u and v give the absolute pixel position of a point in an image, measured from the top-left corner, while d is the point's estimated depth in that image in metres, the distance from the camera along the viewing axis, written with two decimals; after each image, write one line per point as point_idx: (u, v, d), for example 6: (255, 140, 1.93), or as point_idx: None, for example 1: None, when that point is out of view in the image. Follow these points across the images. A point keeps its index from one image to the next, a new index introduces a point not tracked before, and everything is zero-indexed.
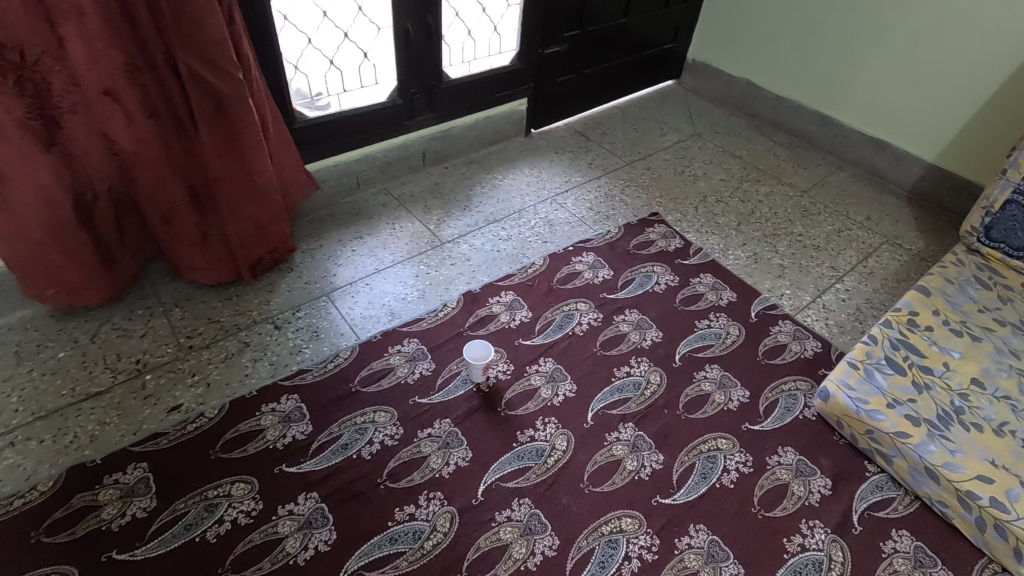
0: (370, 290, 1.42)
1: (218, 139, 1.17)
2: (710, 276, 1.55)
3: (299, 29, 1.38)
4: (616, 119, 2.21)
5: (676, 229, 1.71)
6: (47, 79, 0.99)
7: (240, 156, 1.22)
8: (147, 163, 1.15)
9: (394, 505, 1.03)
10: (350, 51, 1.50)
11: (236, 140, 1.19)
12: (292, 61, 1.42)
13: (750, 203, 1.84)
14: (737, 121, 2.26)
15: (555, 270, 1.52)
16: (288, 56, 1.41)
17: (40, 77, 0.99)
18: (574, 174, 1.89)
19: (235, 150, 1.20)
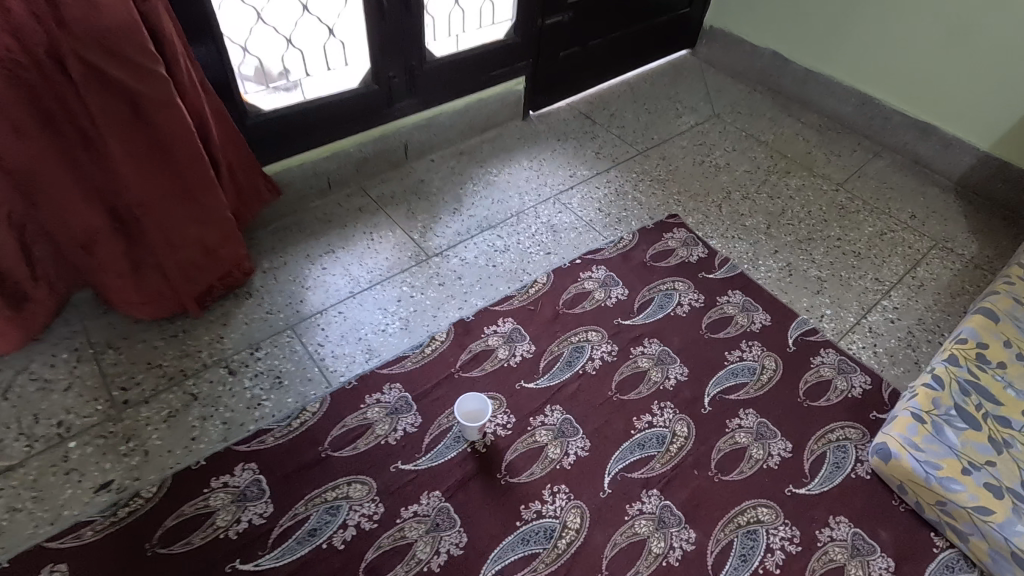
0: (344, 320, 1.21)
1: (141, 147, 0.94)
2: (740, 294, 1.34)
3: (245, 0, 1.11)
4: (624, 98, 1.94)
5: (697, 234, 1.48)
6: None
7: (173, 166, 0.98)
8: (51, 184, 0.91)
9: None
10: (312, 25, 1.23)
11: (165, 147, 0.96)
12: (239, 43, 1.16)
13: (779, 200, 1.61)
14: (761, 98, 2.01)
15: (561, 290, 1.31)
16: (233, 37, 1.14)
17: None
18: (579, 166, 1.65)
19: (165, 158, 0.97)
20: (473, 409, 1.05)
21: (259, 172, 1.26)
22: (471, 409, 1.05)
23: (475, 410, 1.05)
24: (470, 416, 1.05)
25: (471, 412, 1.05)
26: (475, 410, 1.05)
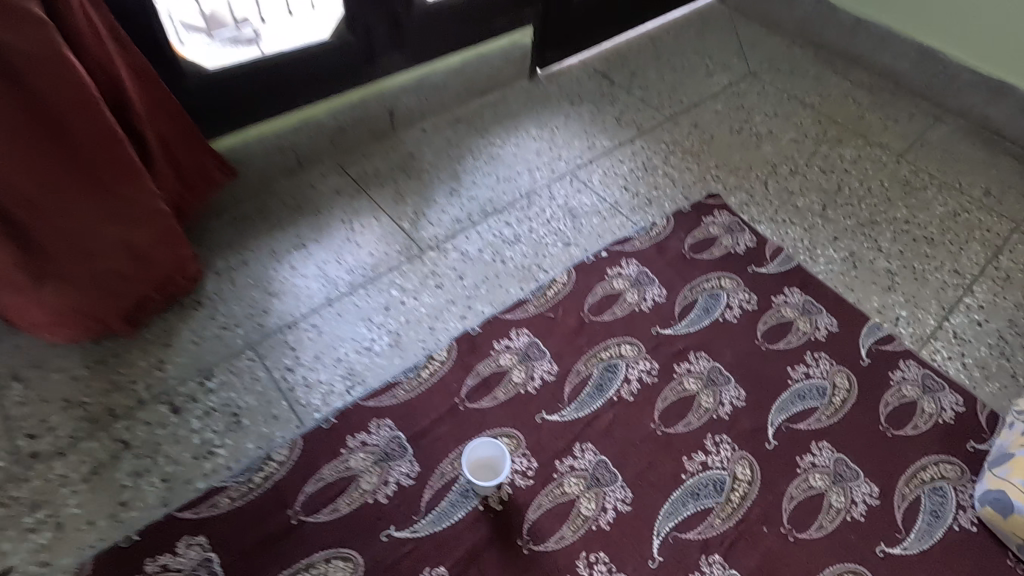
0: (319, 337, 0.97)
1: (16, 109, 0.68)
2: (798, 293, 1.12)
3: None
4: (646, 53, 1.66)
5: (742, 218, 1.24)
6: None
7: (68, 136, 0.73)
8: None
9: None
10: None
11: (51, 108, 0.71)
12: None
13: (834, 174, 1.37)
14: (801, 53, 1.73)
15: (585, 291, 1.07)
16: None
17: None
18: (598, 136, 1.39)
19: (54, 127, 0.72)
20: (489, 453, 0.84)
21: (205, 146, 1.00)
22: (484, 454, 0.84)
23: (490, 454, 0.84)
24: (483, 462, 0.83)
25: (484, 456, 0.84)
26: (490, 454, 0.84)
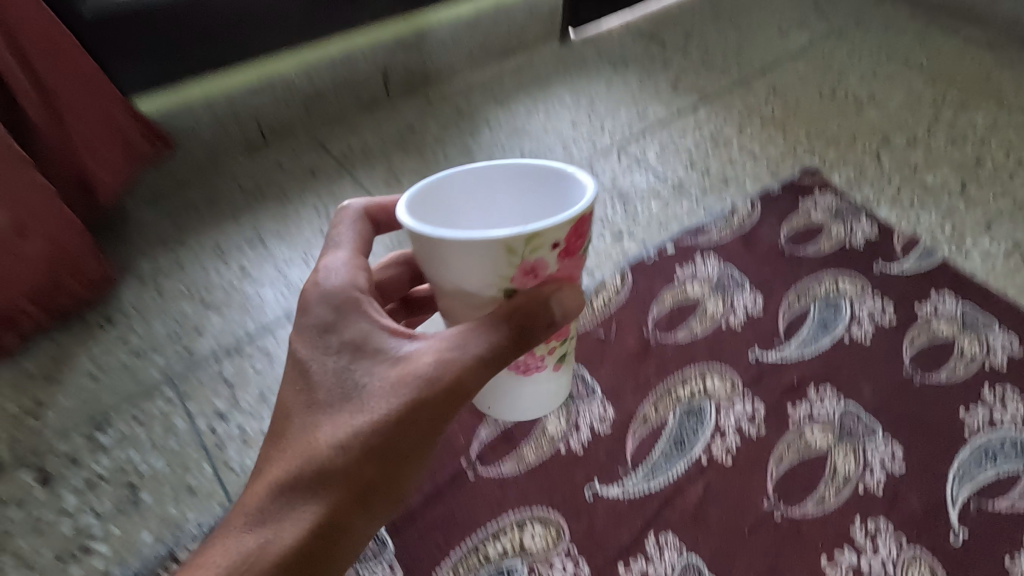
0: (269, 367, 0.67)
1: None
2: (953, 299, 0.78)
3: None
4: (703, 13, 1.38)
5: (855, 201, 0.92)
6: None
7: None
8: None
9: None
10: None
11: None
12: None
13: (967, 143, 1.04)
14: (898, 10, 1.42)
15: (646, 299, 0.76)
16: None
17: None
18: (650, 103, 1.09)
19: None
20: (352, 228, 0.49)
21: (115, 101, 0.77)
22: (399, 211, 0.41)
23: (415, 245, 0.42)
24: (461, 267, 0.41)
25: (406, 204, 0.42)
26: (419, 203, 0.43)
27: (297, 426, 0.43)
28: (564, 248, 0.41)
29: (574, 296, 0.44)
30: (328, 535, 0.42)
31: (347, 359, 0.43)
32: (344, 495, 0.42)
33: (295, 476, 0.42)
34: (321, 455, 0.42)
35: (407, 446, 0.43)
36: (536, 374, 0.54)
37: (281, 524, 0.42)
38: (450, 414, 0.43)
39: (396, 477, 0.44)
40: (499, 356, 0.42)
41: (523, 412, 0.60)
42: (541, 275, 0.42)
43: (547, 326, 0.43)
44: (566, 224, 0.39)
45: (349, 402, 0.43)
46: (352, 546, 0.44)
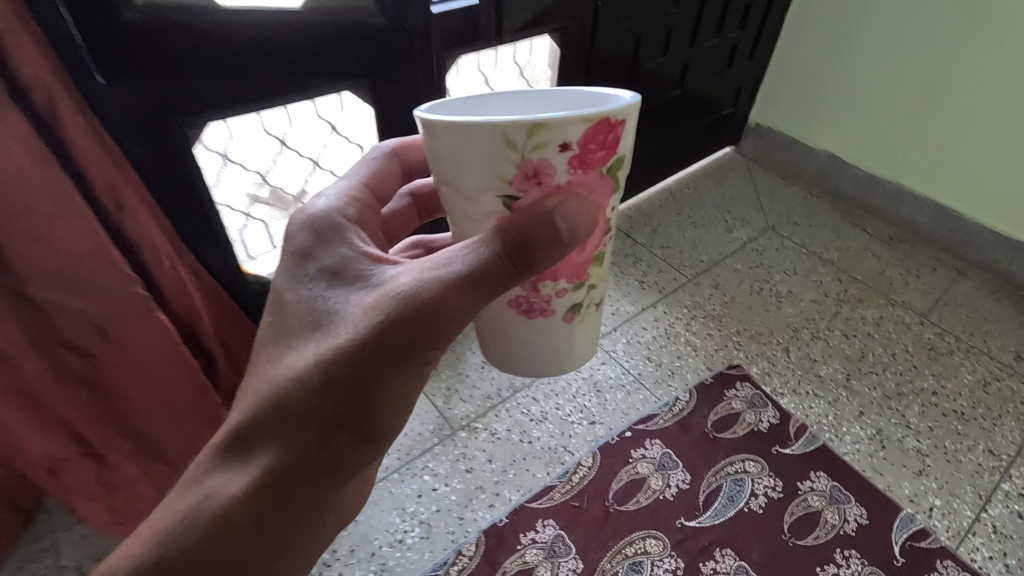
0: (354, 528, 1.03)
1: (79, 371, 0.76)
2: (825, 477, 1.12)
3: (205, 147, 0.91)
4: (666, 209, 1.78)
5: (765, 391, 1.27)
6: None
7: (136, 365, 0.79)
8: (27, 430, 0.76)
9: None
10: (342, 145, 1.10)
11: (110, 365, 0.77)
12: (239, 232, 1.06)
13: (857, 338, 1.40)
14: (820, 204, 1.83)
15: (609, 476, 1.10)
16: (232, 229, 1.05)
17: None
18: (621, 300, 1.47)
19: (110, 381, 0.79)
20: (371, 159, 0.73)
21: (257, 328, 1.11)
22: (417, 110, 0.52)
23: (427, 140, 0.52)
24: (466, 165, 0.51)
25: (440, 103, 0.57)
26: (451, 105, 0.58)
27: (289, 333, 0.61)
28: (575, 152, 0.49)
29: (576, 210, 0.52)
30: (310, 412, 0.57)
31: (334, 285, 0.60)
32: (309, 393, 0.56)
33: (272, 390, 0.58)
34: (293, 371, 0.57)
35: (375, 374, 0.56)
36: (545, 320, 0.63)
37: (261, 398, 0.58)
38: (426, 324, 0.54)
39: (357, 405, 0.57)
40: (485, 275, 0.53)
41: (542, 366, 0.68)
42: (543, 182, 0.51)
43: (541, 243, 0.51)
44: (572, 125, 0.47)
45: (330, 325, 0.58)
46: (313, 452, 0.58)
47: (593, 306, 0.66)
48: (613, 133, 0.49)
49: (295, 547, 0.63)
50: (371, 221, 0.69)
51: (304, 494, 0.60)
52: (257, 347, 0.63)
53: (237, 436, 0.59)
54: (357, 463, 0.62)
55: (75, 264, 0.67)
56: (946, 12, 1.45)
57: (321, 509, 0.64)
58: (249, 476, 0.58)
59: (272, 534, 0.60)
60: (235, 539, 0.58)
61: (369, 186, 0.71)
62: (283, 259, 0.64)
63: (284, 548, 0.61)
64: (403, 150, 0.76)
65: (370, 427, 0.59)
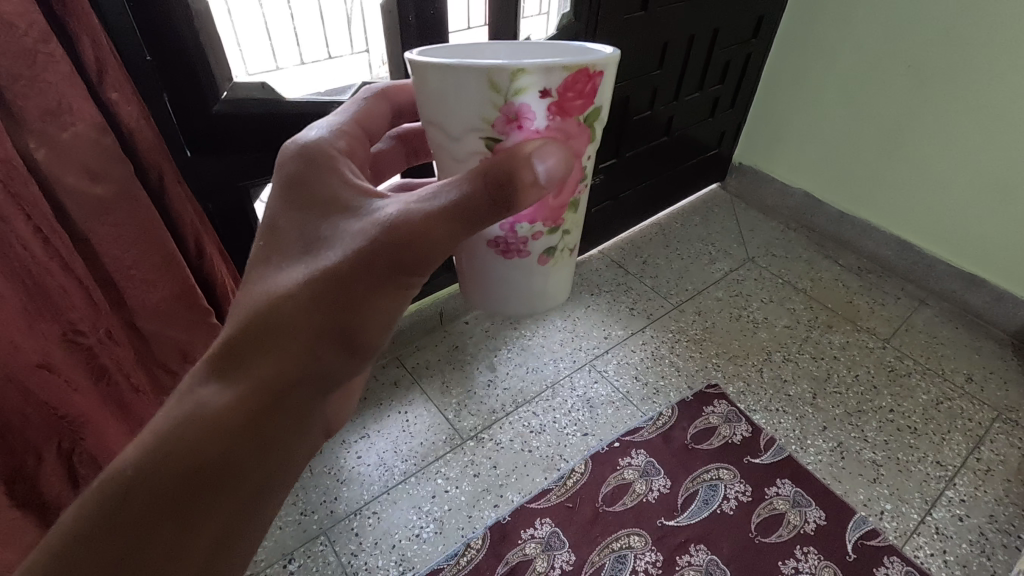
0: (378, 523, 1.19)
1: (165, 384, 1.02)
2: (790, 483, 1.27)
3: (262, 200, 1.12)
4: (656, 242, 1.98)
5: (740, 407, 1.44)
6: (45, 400, 0.80)
7: None
8: (117, 430, 0.94)
9: (221, 568, 0.61)
10: None
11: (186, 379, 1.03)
12: None
13: (824, 360, 1.56)
14: (796, 238, 2.02)
15: (599, 482, 1.26)
16: None
17: (45, 404, 0.80)
18: (614, 325, 1.65)
19: None
20: (360, 98, 0.69)
21: None
22: (406, 56, 0.54)
23: (415, 80, 0.54)
24: (451, 104, 0.52)
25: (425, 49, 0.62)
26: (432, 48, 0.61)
27: (278, 257, 0.58)
28: (554, 99, 0.51)
29: (555, 156, 0.51)
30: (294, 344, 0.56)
31: (322, 212, 0.57)
32: (294, 319, 0.55)
33: (254, 314, 0.56)
34: (281, 291, 0.55)
35: (362, 292, 0.55)
36: (522, 262, 0.64)
37: (246, 321, 0.56)
38: (409, 252, 0.53)
39: (345, 323, 0.56)
40: (466, 210, 0.52)
41: (517, 305, 0.69)
42: (524, 125, 0.52)
43: (520, 186, 0.50)
44: (552, 73, 0.49)
45: (315, 251, 0.56)
46: (301, 366, 0.58)
47: (566, 251, 0.68)
48: (591, 84, 0.51)
49: (282, 460, 0.63)
50: (361, 157, 0.66)
51: (294, 400, 0.60)
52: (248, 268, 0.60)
53: (225, 353, 0.57)
54: (340, 379, 0.62)
55: (173, 304, 0.91)
56: (900, 74, 1.65)
57: (308, 419, 0.64)
58: (239, 388, 0.57)
59: (262, 440, 0.60)
60: (231, 446, 0.58)
61: (358, 123, 0.67)
62: (273, 187, 0.60)
63: (262, 483, 0.62)
64: (395, 92, 0.71)
65: (356, 345, 0.59)
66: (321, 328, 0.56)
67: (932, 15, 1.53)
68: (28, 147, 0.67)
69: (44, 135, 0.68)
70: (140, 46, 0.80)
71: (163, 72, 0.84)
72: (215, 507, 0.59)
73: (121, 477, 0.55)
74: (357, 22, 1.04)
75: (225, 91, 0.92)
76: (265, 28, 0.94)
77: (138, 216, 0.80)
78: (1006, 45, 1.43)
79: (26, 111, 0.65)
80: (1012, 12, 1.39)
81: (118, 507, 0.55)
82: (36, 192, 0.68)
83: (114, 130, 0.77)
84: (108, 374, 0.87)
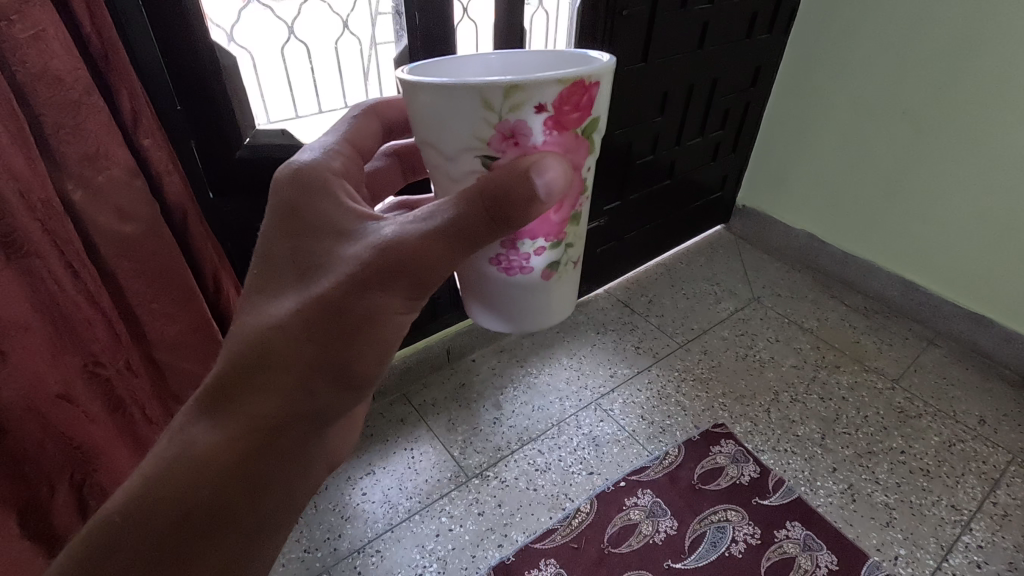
0: (381, 561, 1.18)
1: None
2: (800, 526, 1.25)
3: None
4: (661, 281, 2.01)
5: (747, 447, 1.42)
6: (62, 429, 0.83)
7: None
8: (129, 460, 0.96)
9: None
10: None
11: None
12: None
13: (832, 401, 1.55)
14: (801, 278, 2.04)
15: (604, 522, 1.25)
16: None
17: (61, 433, 0.83)
18: (619, 363, 1.66)
19: None
20: (349, 117, 0.71)
21: None
22: (399, 76, 0.56)
23: (410, 101, 0.56)
24: (448, 123, 0.54)
25: (416, 66, 0.64)
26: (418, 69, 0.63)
27: (278, 282, 0.60)
28: (551, 113, 0.53)
29: (554, 169, 0.53)
30: (289, 369, 0.59)
31: (319, 236, 0.59)
32: (289, 341, 0.58)
33: (255, 339, 0.59)
34: (275, 322, 0.58)
35: (361, 315, 0.57)
36: (525, 278, 0.66)
37: (244, 349, 0.59)
38: (412, 272, 0.56)
39: (340, 350, 0.59)
40: (465, 229, 0.54)
41: (525, 322, 0.72)
42: (520, 142, 0.54)
43: (520, 203, 0.52)
44: (547, 88, 0.51)
45: (318, 271, 0.58)
46: (296, 398, 0.60)
47: (569, 265, 0.70)
48: (587, 95, 0.53)
49: (279, 499, 0.65)
50: (355, 175, 0.68)
51: (287, 439, 0.63)
52: (249, 292, 0.62)
53: (214, 391, 0.61)
54: (337, 408, 0.64)
55: (188, 336, 0.94)
56: (896, 121, 1.71)
57: (312, 454, 0.66)
58: (230, 425, 0.60)
59: (256, 481, 0.63)
60: (229, 480, 0.61)
61: (350, 142, 0.70)
62: (268, 211, 0.62)
63: (262, 518, 0.65)
64: (383, 108, 0.74)
65: (350, 373, 0.61)
66: (317, 353, 0.58)
67: (924, 66, 1.60)
68: (67, 189, 0.73)
69: (81, 177, 0.73)
70: (171, 96, 0.87)
71: (191, 119, 0.91)
72: (216, 544, 0.62)
73: (113, 524, 0.59)
74: (373, 76, 1.11)
75: (247, 137, 0.99)
76: (287, 80, 1.01)
77: (163, 253, 0.84)
78: (998, 93, 1.48)
79: (66, 156, 0.71)
80: (1002, 63, 1.45)
81: (121, 548, 0.58)
82: (70, 230, 0.73)
83: (145, 173, 0.83)
84: (124, 404, 0.90)
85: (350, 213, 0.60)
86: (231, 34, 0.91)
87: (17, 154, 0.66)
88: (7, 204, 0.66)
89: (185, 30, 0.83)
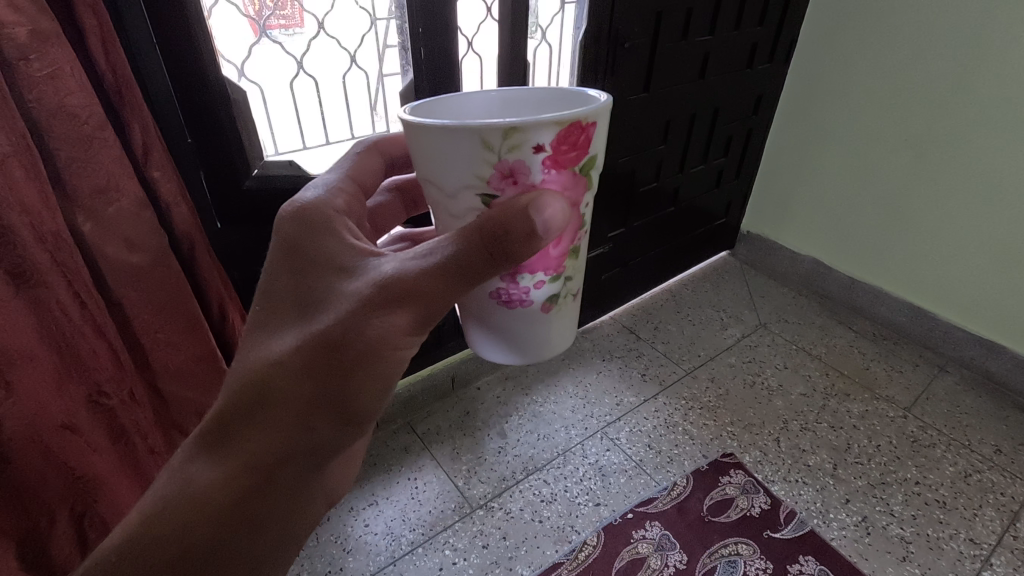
0: None
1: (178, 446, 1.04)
2: (813, 560, 1.21)
3: None
4: (667, 308, 2.00)
5: (757, 477, 1.39)
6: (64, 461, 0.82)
7: None
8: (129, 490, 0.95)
9: None
10: None
11: None
12: None
13: (842, 429, 1.53)
14: (808, 305, 2.03)
15: (611, 556, 1.22)
16: None
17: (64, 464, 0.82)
18: (625, 392, 1.64)
19: None
20: (352, 154, 0.73)
21: None
22: (401, 116, 0.57)
23: (412, 139, 0.56)
24: (447, 162, 0.54)
25: (416, 104, 0.65)
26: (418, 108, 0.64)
27: (280, 318, 0.61)
28: (549, 153, 0.53)
29: (554, 207, 0.54)
30: (288, 407, 0.58)
31: (319, 273, 0.59)
32: (289, 377, 0.57)
33: (255, 376, 0.59)
34: (275, 359, 0.58)
35: (361, 352, 0.57)
36: (524, 311, 0.66)
37: (244, 388, 0.59)
38: (411, 307, 0.56)
39: (339, 389, 0.58)
40: (464, 265, 0.54)
41: (526, 354, 0.71)
42: (519, 181, 0.54)
43: (518, 241, 0.53)
44: (546, 129, 0.51)
45: (318, 308, 0.58)
46: (294, 436, 0.59)
47: (570, 297, 0.70)
48: (584, 135, 0.54)
49: (273, 532, 0.65)
50: (358, 211, 0.68)
51: (285, 477, 0.62)
52: (252, 327, 0.62)
53: (213, 430, 0.60)
54: (335, 447, 0.63)
55: (192, 365, 0.94)
56: (899, 148, 1.72)
57: (310, 488, 0.66)
58: (229, 463, 0.60)
59: (251, 519, 0.62)
60: (225, 517, 0.61)
61: (352, 178, 0.70)
62: (272, 247, 0.62)
63: (259, 554, 0.64)
64: (385, 145, 0.76)
65: (349, 412, 0.60)
66: (315, 391, 0.58)
67: (924, 95, 1.62)
68: (77, 221, 0.74)
69: (91, 209, 0.74)
70: (182, 129, 0.89)
71: (201, 152, 0.92)
72: None
73: (108, 564, 0.58)
74: (380, 108, 1.14)
75: (255, 168, 1.00)
76: (296, 112, 1.03)
77: (169, 283, 0.85)
78: (1000, 120, 1.49)
79: (78, 189, 0.72)
80: (1002, 92, 1.47)
81: None
82: (78, 260, 0.74)
83: (153, 204, 0.84)
84: (126, 434, 0.90)
85: (352, 249, 0.60)
86: (242, 70, 0.93)
87: (30, 187, 0.67)
88: (18, 235, 0.67)
89: (197, 67, 0.85)
